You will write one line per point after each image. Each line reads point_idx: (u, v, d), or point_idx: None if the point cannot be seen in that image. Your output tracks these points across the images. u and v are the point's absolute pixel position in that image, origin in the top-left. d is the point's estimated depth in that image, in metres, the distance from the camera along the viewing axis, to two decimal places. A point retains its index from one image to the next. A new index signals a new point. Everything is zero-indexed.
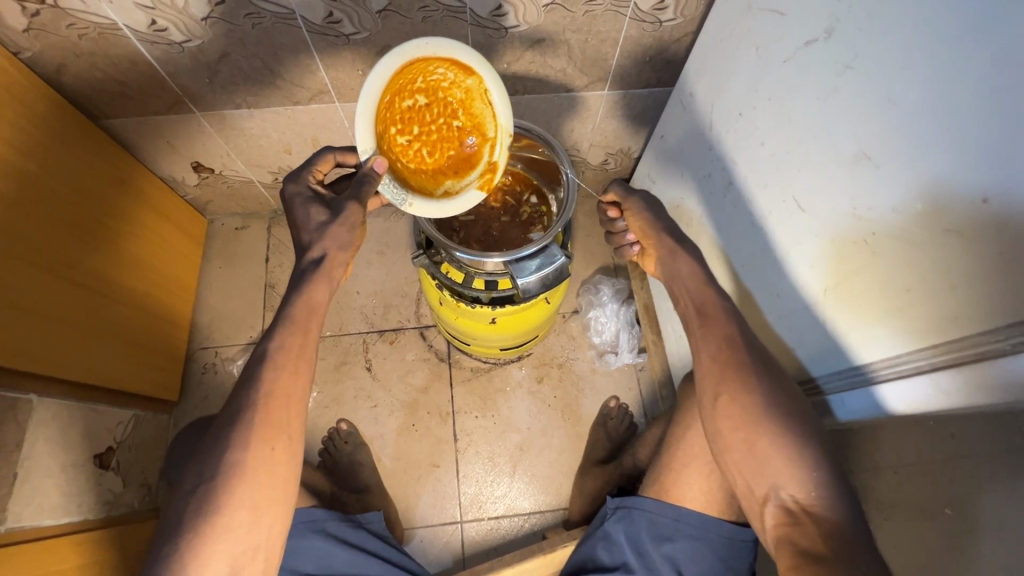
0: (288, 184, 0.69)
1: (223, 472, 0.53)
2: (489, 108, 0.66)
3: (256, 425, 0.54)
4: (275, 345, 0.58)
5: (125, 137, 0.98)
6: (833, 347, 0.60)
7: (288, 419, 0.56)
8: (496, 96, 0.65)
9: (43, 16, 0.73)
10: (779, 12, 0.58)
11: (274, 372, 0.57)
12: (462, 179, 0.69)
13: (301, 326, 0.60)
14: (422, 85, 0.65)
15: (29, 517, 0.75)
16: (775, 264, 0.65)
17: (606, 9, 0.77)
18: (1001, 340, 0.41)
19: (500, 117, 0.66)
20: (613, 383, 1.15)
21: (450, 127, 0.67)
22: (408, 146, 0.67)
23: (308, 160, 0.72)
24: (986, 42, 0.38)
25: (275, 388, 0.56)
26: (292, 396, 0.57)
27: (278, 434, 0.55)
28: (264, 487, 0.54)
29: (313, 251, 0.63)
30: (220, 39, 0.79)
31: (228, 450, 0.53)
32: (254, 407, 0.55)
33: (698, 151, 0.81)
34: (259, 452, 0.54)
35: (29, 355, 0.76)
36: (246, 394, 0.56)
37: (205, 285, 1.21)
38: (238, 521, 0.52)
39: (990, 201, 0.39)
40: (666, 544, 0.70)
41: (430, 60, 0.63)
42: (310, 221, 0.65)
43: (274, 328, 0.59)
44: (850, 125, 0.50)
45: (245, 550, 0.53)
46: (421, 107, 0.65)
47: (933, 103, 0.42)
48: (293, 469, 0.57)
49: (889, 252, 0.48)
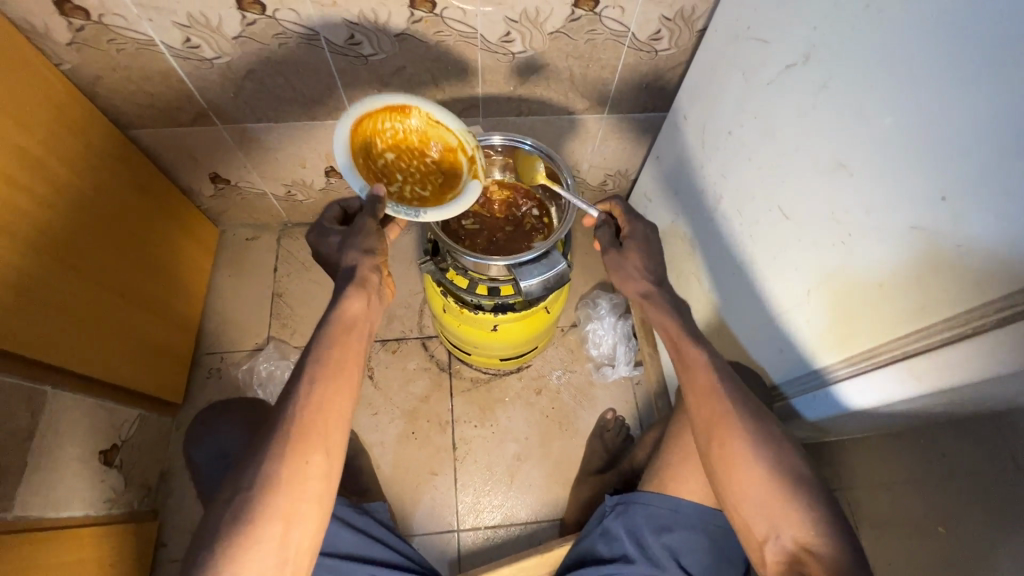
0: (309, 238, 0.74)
1: (258, 484, 0.55)
2: (440, 126, 0.76)
3: (293, 438, 0.57)
4: (310, 361, 0.61)
5: (150, 147, 1.03)
6: (814, 346, 0.63)
7: (320, 433, 0.59)
8: (438, 112, 0.75)
9: (87, 32, 0.79)
10: (760, 41, 0.64)
11: (311, 385, 0.60)
12: (459, 186, 0.76)
13: (337, 345, 0.63)
14: (384, 145, 0.76)
15: (34, 507, 0.77)
16: (762, 269, 0.69)
17: (605, 38, 0.84)
18: (962, 325, 0.45)
19: (450, 126, 0.75)
20: (610, 395, 1.17)
21: (426, 164, 0.78)
22: (404, 192, 0.76)
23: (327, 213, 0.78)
24: (939, 57, 0.43)
25: (309, 402, 0.59)
26: (327, 411, 0.60)
27: (311, 449, 0.58)
28: (296, 500, 0.56)
29: (348, 265, 0.68)
30: (248, 57, 0.85)
31: (264, 461, 0.56)
32: (290, 421, 0.58)
33: (691, 169, 0.87)
34: (293, 466, 0.57)
35: (49, 346, 0.79)
36: (281, 406, 0.59)
37: (214, 292, 1.25)
38: (272, 533, 0.55)
39: (948, 199, 0.43)
40: (664, 534, 0.71)
41: (376, 119, 0.73)
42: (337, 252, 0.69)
43: (315, 346, 0.62)
44: (828, 137, 0.55)
45: (275, 564, 0.55)
46: (395, 160, 0.76)
47: (898, 114, 0.47)
48: (324, 487, 0.59)
49: (863, 250, 0.52)
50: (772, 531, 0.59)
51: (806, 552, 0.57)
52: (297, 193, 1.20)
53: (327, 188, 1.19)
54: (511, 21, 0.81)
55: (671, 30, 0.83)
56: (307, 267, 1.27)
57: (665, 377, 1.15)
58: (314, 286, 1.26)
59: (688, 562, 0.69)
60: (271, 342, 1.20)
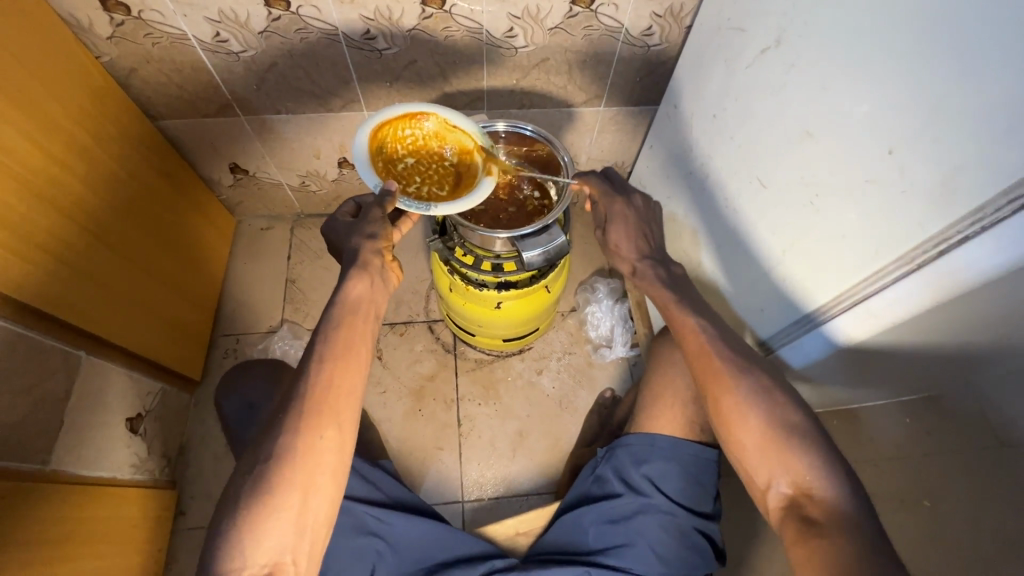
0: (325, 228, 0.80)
1: (275, 456, 0.61)
2: (457, 131, 0.84)
3: (307, 415, 0.62)
4: (321, 345, 0.65)
5: (176, 138, 1.10)
6: (793, 299, 0.69)
7: (332, 410, 0.63)
8: (449, 115, 0.83)
9: (126, 26, 0.86)
10: (737, 29, 0.71)
11: (322, 367, 0.64)
12: (473, 184, 0.82)
13: (344, 329, 0.67)
14: (405, 150, 0.84)
15: (69, 463, 0.83)
16: (745, 236, 0.76)
17: (601, 34, 0.92)
18: (910, 263, 0.52)
19: (465, 129, 0.84)
20: (608, 375, 1.22)
21: (444, 167, 0.85)
22: (423, 190, 0.82)
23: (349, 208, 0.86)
24: (880, 33, 0.49)
25: (321, 382, 0.64)
26: (337, 388, 0.64)
27: (325, 424, 0.63)
28: (312, 473, 0.62)
29: (350, 248, 0.74)
30: (272, 51, 0.92)
31: (281, 436, 0.61)
32: (303, 400, 0.63)
33: (682, 153, 0.94)
34: (308, 441, 0.62)
35: (85, 313, 0.85)
36: (296, 385, 0.64)
37: (231, 279, 1.31)
38: (291, 503, 0.60)
39: (894, 152, 0.50)
40: (644, 466, 0.75)
41: (396, 127, 0.82)
42: (344, 237, 0.76)
43: (326, 328, 0.67)
44: (797, 110, 0.61)
45: (294, 530, 0.60)
46: (413, 164, 0.84)
47: (852, 86, 0.53)
48: (338, 458, 0.63)
49: (829, 208, 0.59)
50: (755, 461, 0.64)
51: (807, 496, 0.59)
52: (311, 184, 1.27)
53: (340, 179, 1.26)
54: (514, 18, 0.88)
55: (661, 27, 0.90)
56: (319, 255, 1.34)
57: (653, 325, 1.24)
58: (326, 273, 1.32)
59: (667, 490, 0.73)
60: (285, 324, 1.26)
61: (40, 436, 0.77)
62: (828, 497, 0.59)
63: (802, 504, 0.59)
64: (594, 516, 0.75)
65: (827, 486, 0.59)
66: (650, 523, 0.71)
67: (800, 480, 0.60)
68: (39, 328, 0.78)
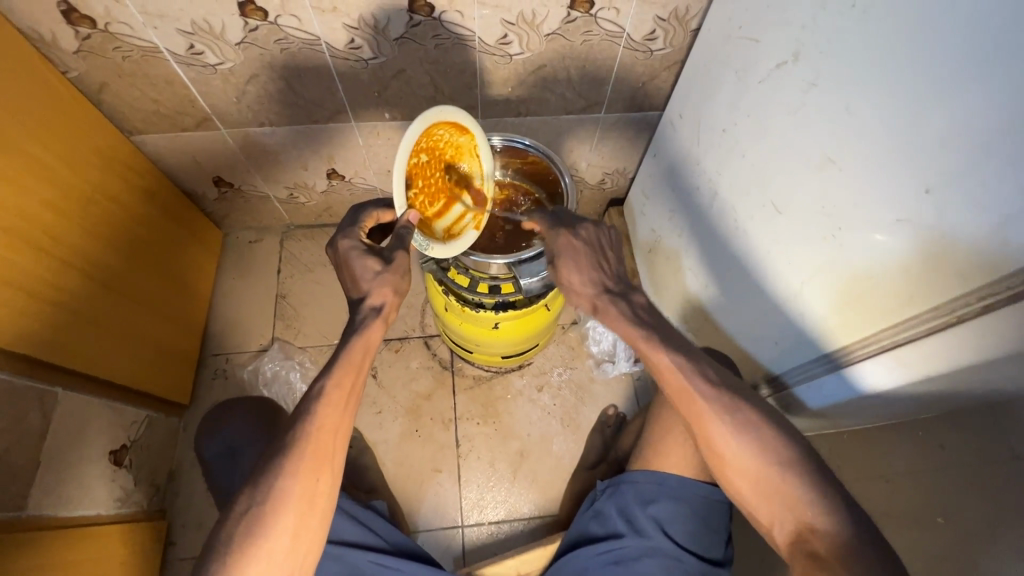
0: (341, 240, 0.73)
1: (271, 499, 0.58)
2: (477, 163, 0.79)
3: (306, 457, 0.59)
4: (330, 383, 0.62)
5: (155, 153, 1.05)
6: (813, 336, 0.65)
7: (330, 452, 0.61)
8: (484, 151, 0.78)
9: (93, 40, 0.81)
10: (751, 39, 0.66)
11: (326, 407, 0.61)
12: (460, 224, 0.80)
13: (353, 367, 0.64)
14: (426, 145, 0.74)
15: (47, 506, 0.79)
16: (757, 263, 0.71)
17: (601, 39, 0.86)
18: (947, 314, 0.47)
19: (485, 168, 0.79)
20: (610, 391, 1.18)
21: (442, 181, 0.79)
22: (418, 201, 0.75)
23: (352, 217, 0.77)
24: (916, 57, 0.45)
25: (324, 422, 0.61)
26: (337, 428, 0.62)
27: (322, 467, 0.60)
28: (306, 516, 0.59)
29: (373, 298, 0.68)
30: (251, 63, 0.87)
31: (278, 477, 0.58)
32: (306, 441, 0.60)
33: (687, 167, 0.89)
34: (307, 484, 0.59)
35: (61, 348, 0.80)
36: (296, 423, 0.61)
37: (219, 295, 1.26)
38: (278, 546, 0.57)
39: (931, 191, 0.45)
40: (651, 506, 0.71)
41: (434, 126, 0.73)
42: (365, 271, 0.69)
43: (332, 367, 0.63)
44: (817, 133, 0.56)
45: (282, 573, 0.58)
46: (424, 164, 0.75)
47: (882, 113, 0.48)
48: (330, 502, 0.61)
49: (854, 244, 0.54)
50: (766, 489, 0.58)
51: (810, 530, 0.54)
52: (300, 196, 1.22)
53: (329, 190, 1.20)
54: (508, 24, 0.82)
55: (666, 30, 0.84)
56: (310, 269, 1.29)
57: None
58: (317, 287, 1.27)
59: (675, 532, 0.69)
60: (276, 343, 1.21)
61: (15, 483, 0.73)
62: (832, 529, 0.53)
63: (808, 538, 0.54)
64: (594, 556, 0.71)
65: (823, 513, 0.54)
66: (654, 567, 0.67)
67: (802, 516, 0.55)
68: (11, 368, 0.74)
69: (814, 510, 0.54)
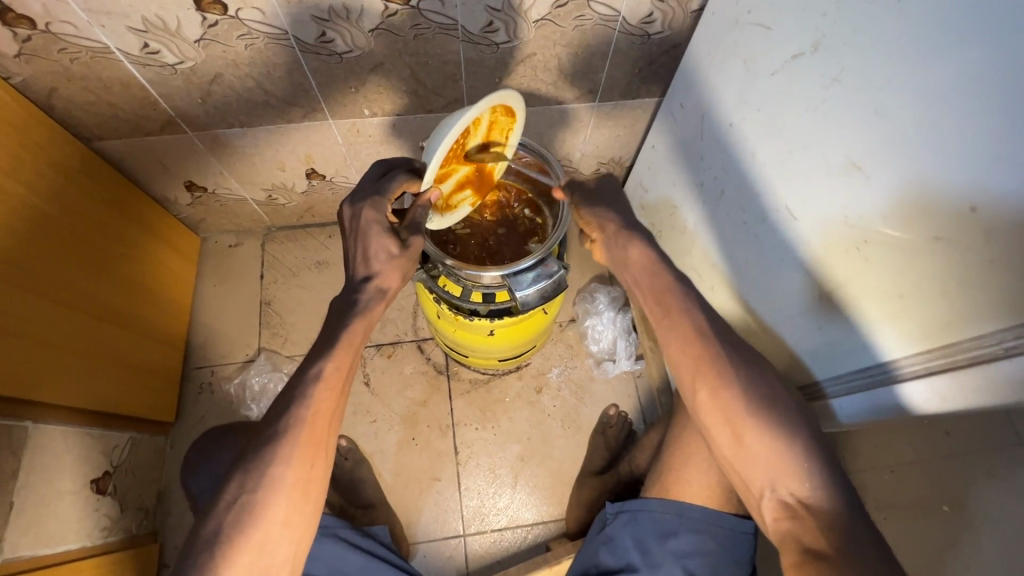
0: (366, 209, 0.64)
1: (263, 487, 0.53)
2: (503, 142, 0.74)
3: (301, 442, 0.55)
4: (331, 365, 0.58)
5: (118, 159, 0.98)
6: (833, 353, 0.62)
7: (323, 436, 0.57)
8: (514, 135, 0.74)
9: (34, 41, 0.73)
10: (764, 27, 0.61)
11: (324, 390, 0.57)
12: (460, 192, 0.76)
13: (352, 349, 0.61)
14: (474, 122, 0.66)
15: (25, 547, 0.75)
16: (771, 269, 0.68)
17: (595, 23, 0.79)
18: (995, 345, 0.45)
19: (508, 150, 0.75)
20: (612, 390, 1.15)
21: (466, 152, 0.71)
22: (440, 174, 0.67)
23: (377, 180, 0.67)
24: (959, 56, 0.41)
25: (321, 406, 0.57)
26: (332, 413, 0.58)
27: (317, 452, 0.56)
28: (300, 503, 0.55)
29: (382, 281, 0.64)
30: (213, 61, 0.79)
31: (272, 465, 0.54)
32: (302, 425, 0.55)
33: (690, 162, 0.84)
34: (301, 471, 0.55)
35: (25, 381, 0.75)
36: (283, 413, 0.56)
37: (200, 304, 1.21)
38: (271, 534, 0.53)
39: (977, 210, 0.42)
40: (670, 540, 0.69)
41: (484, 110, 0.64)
42: (380, 252, 0.64)
43: (327, 352, 0.59)
44: (841, 137, 0.53)
45: (276, 561, 0.53)
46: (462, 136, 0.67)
47: (918, 118, 0.45)
48: (323, 488, 0.58)
49: (882, 258, 0.52)
50: (773, 501, 0.55)
51: (808, 497, 0.52)
52: (279, 197, 1.15)
53: (309, 190, 1.13)
54: (493, 10, 0.75)
55: (664, 12, 0.77)
56: (294, 273, 1.23)
57: (667, 372, 1.13)
58: (303, 292, 1.22)
59: (696, 568, 0.67)
60: (262, 353, 1.16)
61: None
62: None
63: None
64: None
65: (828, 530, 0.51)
66: None
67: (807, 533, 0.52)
68: None
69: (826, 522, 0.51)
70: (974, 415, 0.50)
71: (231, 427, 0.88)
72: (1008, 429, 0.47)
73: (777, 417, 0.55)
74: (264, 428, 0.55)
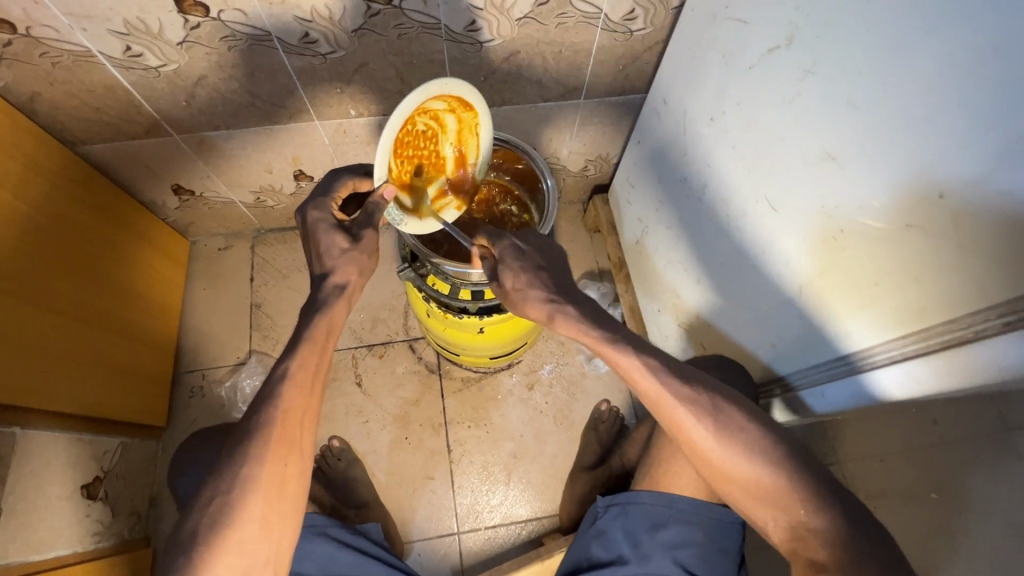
0: (311, 211, 0.66)
1: (237, 486, 0.53)
2: (475, 139, 0.74)
3: (272, 441, 0.55)
4: (295, 363, 0.58)
5: (103, 163, 0.97)
6: (815, 342, 0.63)
7: (298, 435, 0.57)
8: (484, 131, 0.74)
9: (15, 46, 0.73)
10: (741, 21, 0.62)
11: (293, 390, 0.57)
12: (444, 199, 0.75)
13: (319, 346, 0.60)
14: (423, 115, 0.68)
15: (14, 553, 0.75)
16: (753, 262, 0.69)
17: (577, 21, 0.79)
18: (966, 329, 0.46)
19: (482, 146, 0.74)
20: (603, 386, 1.16)
21: (438, 157, 0.74)
22: (399, 169, 0.69)
23: (323, 184, 0.70)
24: (924, 48, 0.42)
25: (290, 405, 0.57)
26: (304, 414, 0.58)
27: (290, 450, 0.56)
28: (275, 503, 0.55)
29: (337, 276, 0.63)
30: (198, 64, 0.79)
31: (256, 463, 0.54)
32: (273, 424, 0.55)
33: (672, 158, 0.85)
34: (273, 470, 0.55)
35: (15, 387, 0.75)
36: (269, 413, 0.56)
37: (190, 308, 1.20)
38: (250, 534, 0.53)
39: (946, 196, 0.43)
40: (660, 531, 0.70)
41: (430, 99, 0.67)
42: (332, 247, 0.64)
43: (291, 351, 0.59)
44: (815, 128, 0.54)
45: (255, 562, 0.53)
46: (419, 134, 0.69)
47: (888, 108, 0.46)
48: (301, 487, 0.57)
49: (858, 247, 0.53)
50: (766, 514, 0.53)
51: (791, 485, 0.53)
52: (267, 199, 1.15)
53: (297, 192, 1.13)
54: (476, 9, 0.75)
55: (645, 9, 0.78)
56: (284, 275, 1.23)
57: None
58: (293, 293, 1.22)
59: (685, 558, 0.68)
60: (253, 355, 1.16)
61: None
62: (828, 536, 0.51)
63: (803, 550, 0.53)
64: None
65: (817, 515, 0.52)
66: None
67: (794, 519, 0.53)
68: None
69: (814, 514, 0.52)
70: (951, 399, 0.51)
71: (221, 428, 0.88)
72: (990, 417, 0.47)
73: (761, 417, 0.56)
74: (237, 426, 0.56)
